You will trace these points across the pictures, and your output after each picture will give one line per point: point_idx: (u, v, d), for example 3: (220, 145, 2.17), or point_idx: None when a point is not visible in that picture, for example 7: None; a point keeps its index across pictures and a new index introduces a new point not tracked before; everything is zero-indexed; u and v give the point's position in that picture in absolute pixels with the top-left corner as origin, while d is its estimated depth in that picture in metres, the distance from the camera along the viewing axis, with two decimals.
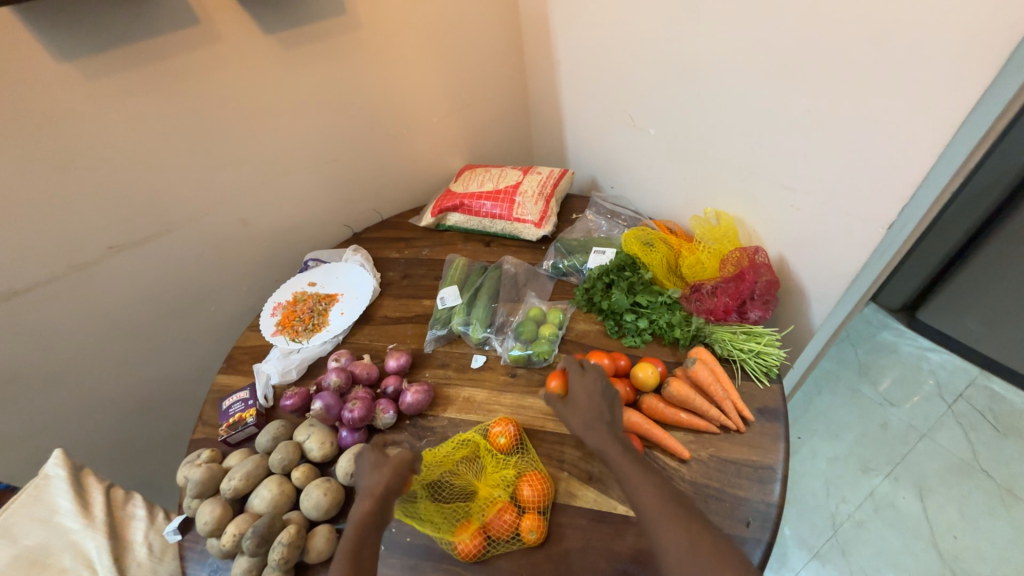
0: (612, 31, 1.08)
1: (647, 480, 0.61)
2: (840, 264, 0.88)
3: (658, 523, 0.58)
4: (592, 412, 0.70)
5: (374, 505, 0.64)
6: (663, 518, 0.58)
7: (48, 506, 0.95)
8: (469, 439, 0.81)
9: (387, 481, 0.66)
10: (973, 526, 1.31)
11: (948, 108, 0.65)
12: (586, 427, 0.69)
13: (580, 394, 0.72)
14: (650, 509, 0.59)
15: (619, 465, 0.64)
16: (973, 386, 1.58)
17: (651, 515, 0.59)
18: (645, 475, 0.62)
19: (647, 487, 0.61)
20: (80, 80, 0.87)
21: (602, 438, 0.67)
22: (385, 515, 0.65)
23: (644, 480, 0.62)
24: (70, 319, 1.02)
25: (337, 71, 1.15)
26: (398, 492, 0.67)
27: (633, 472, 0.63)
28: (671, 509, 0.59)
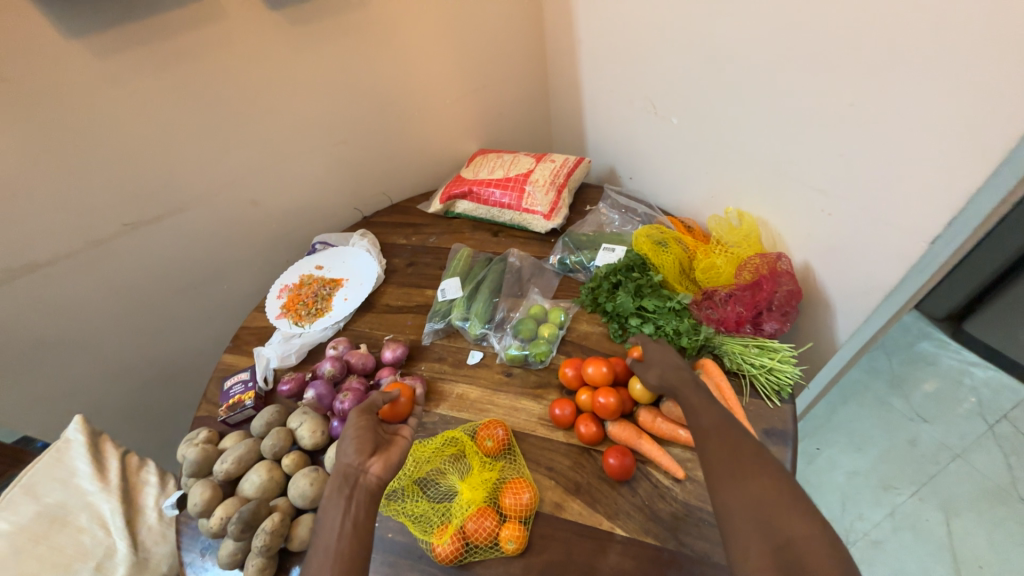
0: (637, 10, 0.99)
1: (709, 406, 0.63)
2: (871, 276, 0.80)
3: (705, 436, 0.60)
4: (669, 363, 0.72)
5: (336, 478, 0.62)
6: (716, 434, 0.60)
7: (68, 468, 0.99)
8: (454, 437, 0.80)
9: (346, 451, 0.63)
10: (1004, 556, 1.21)
11: (1016, 106, 0.56)
12: (662, 372, 0.72)
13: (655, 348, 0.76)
14: (705, 428, 0.61)
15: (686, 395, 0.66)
16: (1020, 408, 1.45)
17: (703, 432, 0.61)
18: (709, 403, 0.64)
19: (708, 409, 0.63)
20: (88, 58, 0.87)
21: (676, 379, 0.70)
22: (355, 481, 0.61)
23: None
24: (87, 292, 1.06)
25: (347, 49, 1.11)
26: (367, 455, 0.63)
27: (699, 402, 0.64)
28: (726, 427, 0.60)
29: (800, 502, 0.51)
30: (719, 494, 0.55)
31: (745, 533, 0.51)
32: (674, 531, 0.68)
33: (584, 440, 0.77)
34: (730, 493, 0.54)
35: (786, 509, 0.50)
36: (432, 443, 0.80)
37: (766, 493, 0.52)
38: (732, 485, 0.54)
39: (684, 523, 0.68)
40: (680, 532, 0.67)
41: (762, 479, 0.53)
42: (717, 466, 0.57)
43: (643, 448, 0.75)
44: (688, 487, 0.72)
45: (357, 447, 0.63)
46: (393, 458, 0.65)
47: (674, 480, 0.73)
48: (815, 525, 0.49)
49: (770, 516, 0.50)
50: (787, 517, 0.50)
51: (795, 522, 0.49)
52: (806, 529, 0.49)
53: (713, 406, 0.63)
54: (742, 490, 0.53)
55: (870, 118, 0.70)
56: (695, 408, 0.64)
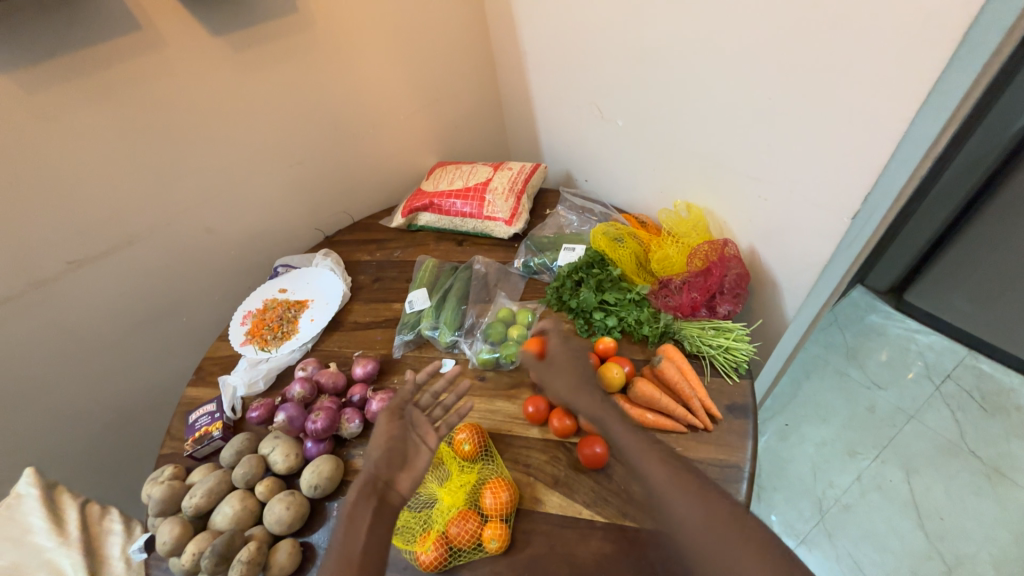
0: (575, 20, 1.04)
1: (651, 453, 0.58)
2: (809, 254, 0.86)
3: (671, 499, 0.55)
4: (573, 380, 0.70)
5: (360, 492, 0.62)
6: (668, 489, 0.55)
7: (20, 526, 0.94)
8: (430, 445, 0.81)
9: (376, 463, 0.65)
10: (960, 506, 1.30)
11: (907, 90, 0.63)
12: (574, 393, 0.69)
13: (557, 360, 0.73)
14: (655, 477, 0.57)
15: (622, 439, 0.61)
16: (960, 367, 1.56)
17: (655, 484, 0.56)
18: (650, 448, 0.59)
19: (650, 457, 0.58)
20: (21, 91, 0.84)
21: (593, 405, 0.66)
22: (382, 498, 0.62)
23: None
24: (33, 335, 1.01)
25: (295, 71, 1.12)
26: (397, 471, 0.65)
27: (630, 433, 0.61)
28: (676, 477, 0.56)
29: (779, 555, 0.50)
30: (703, 566, 0.51)
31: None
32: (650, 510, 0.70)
33: (559, 433, 0.79)
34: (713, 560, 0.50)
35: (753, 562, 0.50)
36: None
37: (751, 554, 0.50)
38: (713, 552, 0.51)
39: None
40: None
41: (728, 537, 0.51)
42: (694, 535, 0.52)
43: None
44: None
45: (387, 461, 0.65)
46: (421, 472, 0.67)
47: None
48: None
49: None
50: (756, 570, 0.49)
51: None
52: None
53: (658, 455, 0.58)
54: (725, 554, 0.50)
55: (789, 108, 0.77)
56: (646, 464, 0.58)
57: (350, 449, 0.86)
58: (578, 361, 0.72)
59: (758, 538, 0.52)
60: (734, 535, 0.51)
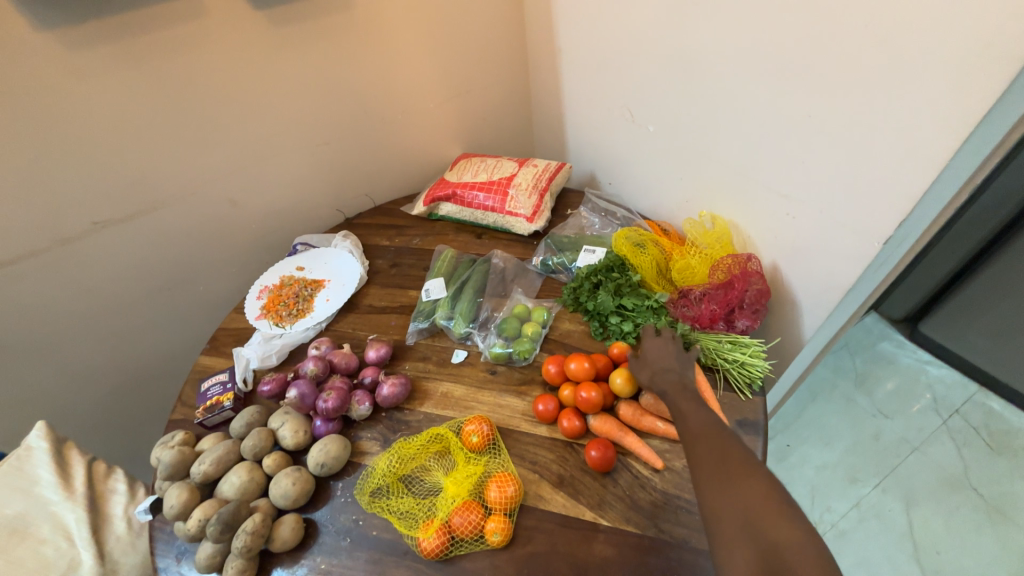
0: (614, 22, 1.04)
1: (696, 409, 0.65)
2: (833, 276, 0.85)
3: (696, 440, 0.61)
4: (661, 363, 0.74)
5: None
6: (702, 437, 0.61)
7: (29, 477, 0.95)
8: (440, 433, 0.81)
9: None
10: (958, 542, 1.29)
11: (954, 121, 0.62)
12: (652, 375, 0.73)
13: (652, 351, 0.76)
14: (694, 429, 0.62)
15: (675, 399, 0.67)
16: (970, 402, 1.54)
17: (691, 434, 0.62)
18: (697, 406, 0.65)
19: (695, 412, 0.64)
20: (61, 51, 0.85)
21: (666, 381, 0.71)
22: None
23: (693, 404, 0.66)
24: (54, 292, 1.02)
25: (330, 51, 1.12)
26: None
27: (686, 402, 0.66)
28: (712, 430, 0.61)
29: (784, 507, 0.52)
30: (709, 498, 0.55)
31: (731, 533, 0.52)
32: (654, 519, 0.70)
33: (567, 434, 0.79)
34: (720, 495, 0.54)
35: (770, 511, 0.51)
36: (416, 441, 0.80)
37: (755, 495, 0.53)
38: (718, 484, 0.55)
39: (663, 511, 0.71)
40: (659, 520, 0.70)
41: (749, 487, 0.54)
42: (706, 471, 0.57)
43: (623, 440, 0.77)
44: (666, 477, 0.74)
45: None
46: None
47: (654, 471, 0.75)
48: (800, 529, 0.50)
49: (757, 518, 0.51)
50: (773, 521, 0.51)
51: (779, 526, 0.50)
52: (789, 530, 0.50)
53: (702, 411, 0.64)
54: (728, 489, 0.54)
55: (828, 127, 0.75)
56: (685, 412, 0.65)
57: (357, 431, 0.87)
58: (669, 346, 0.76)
59: (770, 485, 0.54)
60: (743, 474, 0.55)
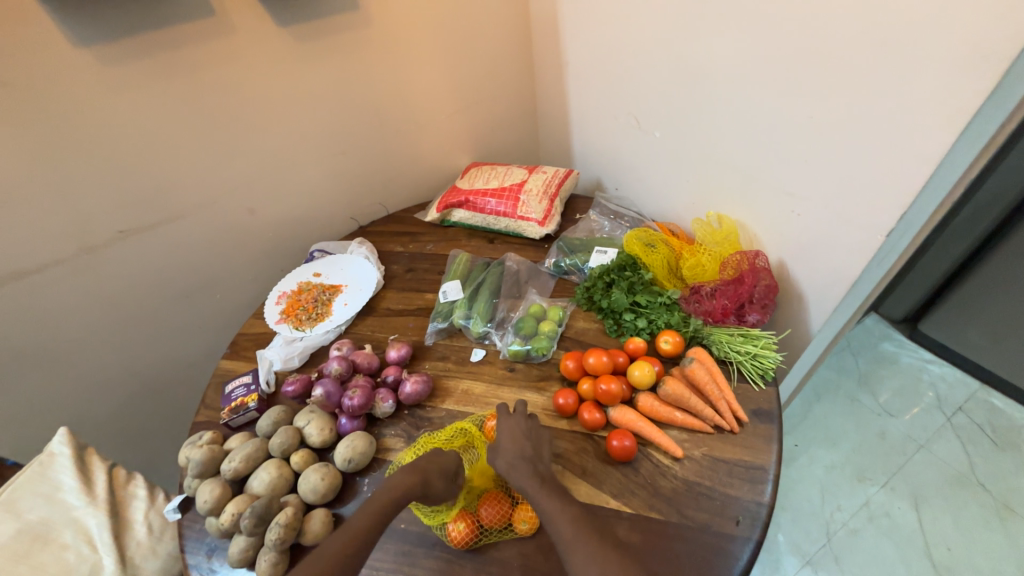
0: (620, 34, 1.09)
1: (564, 514, 0.66)
2: (838, 270, 0.89)
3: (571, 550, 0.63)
4: (517, 452, 0.73)
5: None
6: (575, 545, 0.63)
7: (51, 483, 0.94)
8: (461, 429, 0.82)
9: None
10: (968, 538, 1.31)
11: (949, 117, 0.66)
12: (510, 467, 0.72)
13: (504, 434, 0.76)
14: (566, 538, 0.64)
15: (539, 500, 0.68)
16: (972, 400, 1.57)
17: (565, 543, 0.64)
18: (564, 510, 0.66)
19: (562, 515, 0.66)
20: (96, 65, 0.89)
21: (525, 476, 0.70)
22: None
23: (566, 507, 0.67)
24: (79, 300, 1.04)
25: (348, 65, 1.17)
26: None
27: (549, 502, 0.67)
28: (585, 534, 0.64)
29: None
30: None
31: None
32: (676, 505, 0.72)
33: (589, 426, 0.81)
34: None
35: None
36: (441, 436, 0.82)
37: None
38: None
39: (684, 497, 0.73)
40: (682, 507, 0.72)
41: None
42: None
43: (643, 431, 0.80)
44: (687, 465, 0.77)
45: None
46: None
47: (674, 460, 0.78)
48: None
49: None
50: None
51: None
52: None
53: (571, 515, 0.66)
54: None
55: (831, 127, 0.80)
56: (553, 515, 0.66)
57: (381, 428, 0.88)
58: (524, 433, 0.76)
59: None
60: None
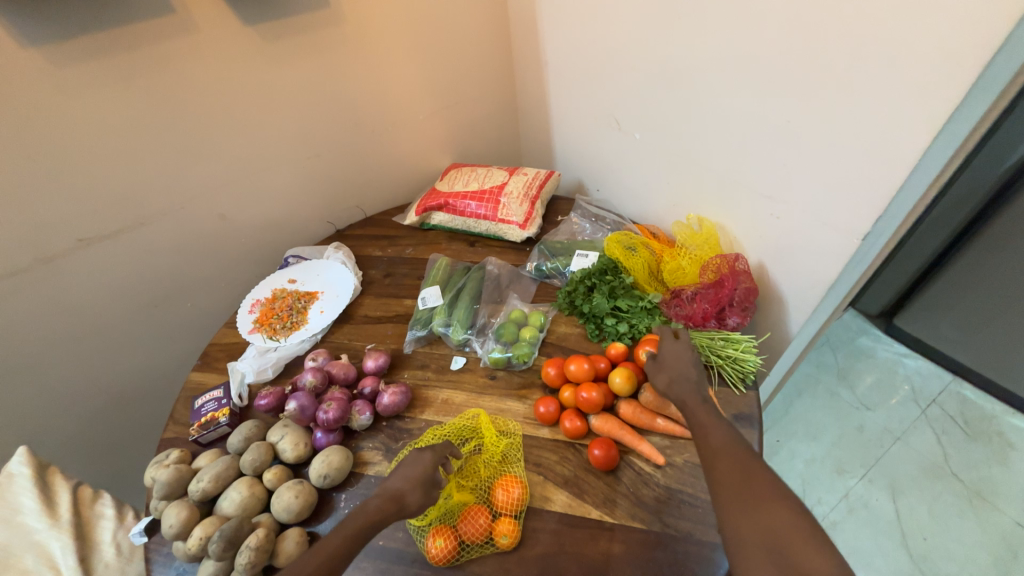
0: (598, 35, 1.07)
1: (717, 426, 0.63)
2: (817, 272, 0.89)
3: (718, 458, 0.60)
4: (678, 366, 0.74)
5: None
6: (722, 453, 0.60)
7: (10, 506, 0.89)
8: (473, 414, 0.85)
9: None
10: (942, 527, 1.34)
11: (923, 121, 0.66)
12: (669, 385, 0.72)
13: (665, 352, 0.76)
14: (714, 446, 0.61)
15: (694, 412, 0.67)
16: (946, 392, 1.61)
17: (713, 451, 0.61)
18: (718, 423, 0.64)
19: (716, 426, 0.64)
20: (46, 65, 0.84)
21: (683, 390, 0.70)
22: None
23: (713, 418, 0.65)
24: (36, 313, 0.99)
25: (320, 65, 1.13)
26: None
27: (706, 415, 0.66)
28: (737, 449, 0.60)
29: (818, 535, 0.51)
30: (732, 522, 0.54)
31: (757, 559, 0.51)
32: (658, 513, 0.72)
33: (570, 434, 0.81)
34: (743, 518, 0.54)
35: (797, 536, 0.51)
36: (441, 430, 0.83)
37: (782, 523, 0.52)
38: (744, 509, 0.54)
39: (667, 505, 0.72)
40: (663, 515, 0.71)
41: (778, 509, 0.53)
42: (727, 488, 0.57)
43: (625, 438, 0.79)
44: (669, 473, 0.76)
45: None
46: None
47: (656, 467, 0.77)
48: (822, 550, 0.50)
49: (785, 544, 0.51)
50: (803, 550, 0.50)
51: (806, 548, 0.50)
52: (818, 557, 0.49)
53: (725, 427, 0.63)
54: (755, 517, 0.53)
55: (811, 129, 0.79)
56: (707, 427, 0.64)
57: (359, 441, 0.86)
58: (687, 354, 0.75)
59: (796, 508, 0.53)
60: (769, 496, 0.54)
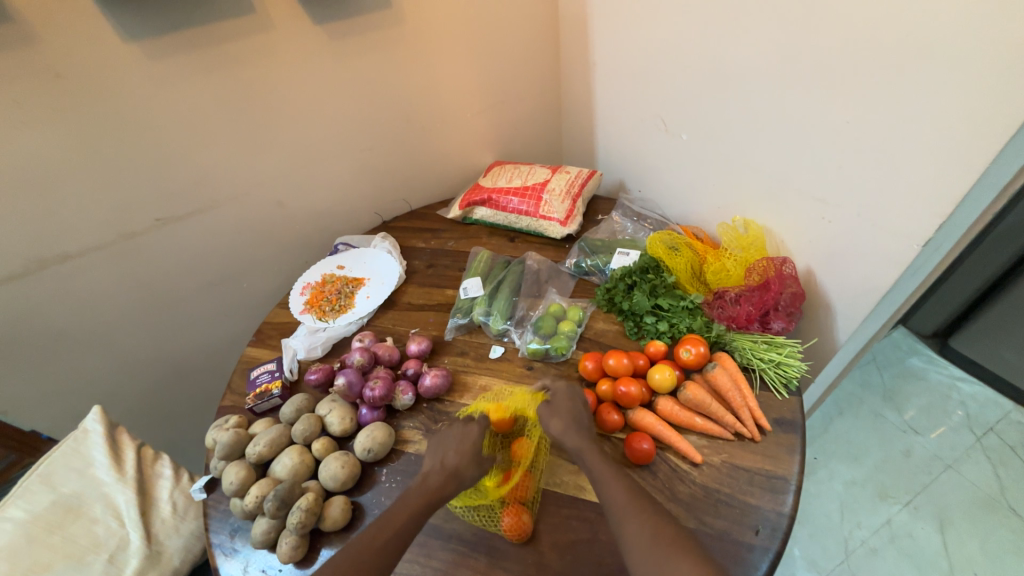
0: (650, 36, 1.08)
1: (615, 481, 0.69)
2: (870, 281, 0.87)
3: (621, 514, 0.65)
4: (571, 415, 0.77)
5: None
6: (625, 511, 0.66)
7: (85, 459, 0.98)
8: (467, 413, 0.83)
9: None
10: (995, 563, 1.26)
11: (996, 125, 0.64)
12: (564, 429, 0.76)
13: (557, 396, 0.80)
14: (616, 504, 0.67)
15: (593, 467, 0.71)
16: (1004, 420, 1.51)
17: (615, 510, 0.66)
18: (615, 476, 0.69)
19: (612, 480, 0.69)
20: (140, 59, 0.92)
21: (579, 439, 0.74)
22: None
23: (609, 472, 0.70)
24: (115, 285, 1.08)
25: (378, 63, 1.18)
26: None
27: (600, 464, 0.71)
28: (636, 504, 0.66)
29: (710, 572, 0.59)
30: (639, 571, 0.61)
31: None
32: (694, 510, 0.72)
33: (607, 427, 0.82)
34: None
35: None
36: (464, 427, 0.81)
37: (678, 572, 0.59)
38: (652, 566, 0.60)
39: (702, 502, 0.72)
40: (700, 512, 0.71)
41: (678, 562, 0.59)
42: (636, 551, 0.62)
43: (662, 434, 0.79)
44: (706, 472, 0.76)
45: None
46: None
47: (693, 465, 0.77)
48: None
49: None
50: None
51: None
52: None
53: (622, 482, 0.69)
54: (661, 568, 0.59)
55: (874, 132, 0.77)
56: (604, 482, 0.69)
57: (400, 420, 0.90)
58: (575, 398, 0.80)
59: (695, 556, 0.60)
60: (676, 555, 0.60)
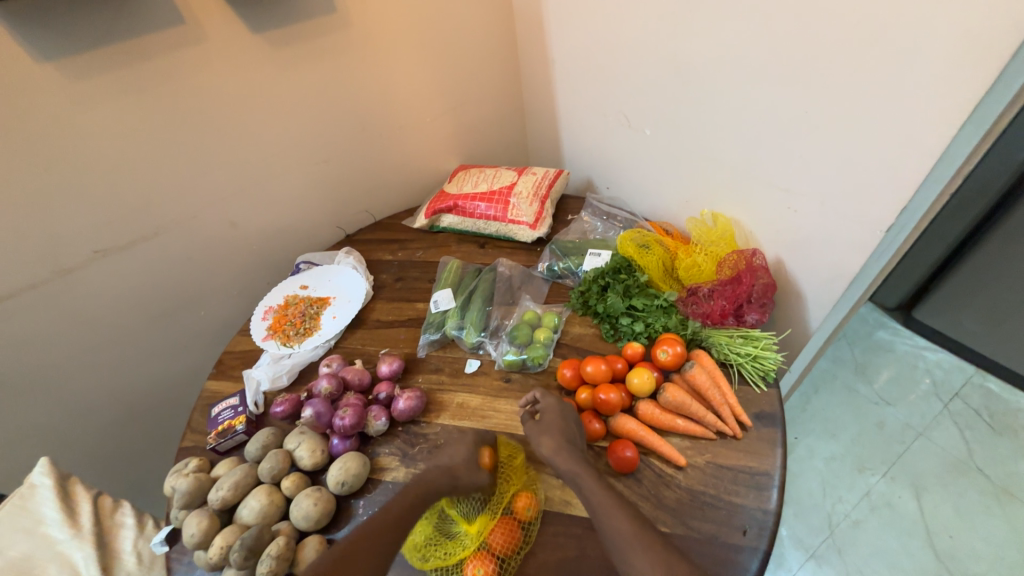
0: (606, 32, 1.06)
1: (618, 508, 0.65)
2: (838, 266, 0.87)
3: (626, 544, 0.61)
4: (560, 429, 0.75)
5: None
6: (633, 539, 0.62)
7: (33, 516, 0.89)
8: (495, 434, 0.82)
9: None
10: (968, 524, 1.30)
11: (948, 107, 0.64)
12: (555, 450, 0.72)
13: (548, 412, 0.78)
14: (620, 532, 0.63)
15: (592, 493, 0.67)
16: (968, 385, 1.57)
17: (621, 538, 0.62)
18: (617, 503, 0.65)
19: (613, 507, 0.65)
20: (59, 80, 0.84)
21: (571, 460, 0.71)
22: None
23: (608, 496, 0.66)
24: (53, 325, 1.00)
25: (327, 71, 1.13)
26: None
27: (596, 488, 0.67)
28: (644, 532, 0.62)
29: None
30: None
31: None
32: (681, 516, 0.70)
33: (589, 436, 0.80)
34: None
35: None
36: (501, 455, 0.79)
37: None
38: None
39: (690, 507, 0.71)
40: (686, 517, 0.70)
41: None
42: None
43: (645, 439, 0.78)
44: (691, 474, 0.75)
45: None
46: None
47: (677, 468, 0.76)
48: None
49: None
50: None
51: None
52: None
53: (623, 509, 0.65)
54: None
55: (831, 120, 0.77)
56: (605, 509, 0.65)
57: (376, 447, 0.86)
58: (567, 419, 0.77)
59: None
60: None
